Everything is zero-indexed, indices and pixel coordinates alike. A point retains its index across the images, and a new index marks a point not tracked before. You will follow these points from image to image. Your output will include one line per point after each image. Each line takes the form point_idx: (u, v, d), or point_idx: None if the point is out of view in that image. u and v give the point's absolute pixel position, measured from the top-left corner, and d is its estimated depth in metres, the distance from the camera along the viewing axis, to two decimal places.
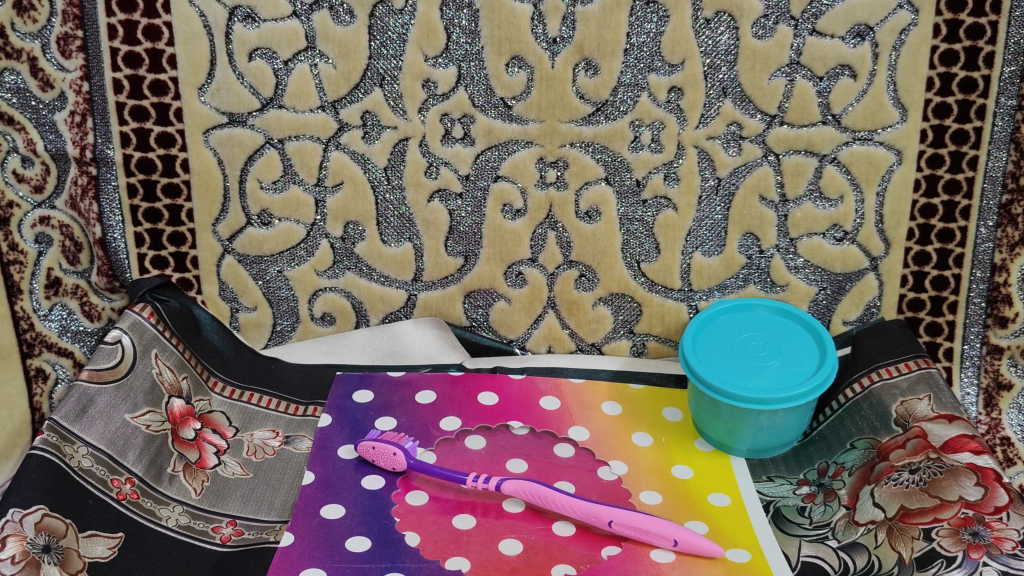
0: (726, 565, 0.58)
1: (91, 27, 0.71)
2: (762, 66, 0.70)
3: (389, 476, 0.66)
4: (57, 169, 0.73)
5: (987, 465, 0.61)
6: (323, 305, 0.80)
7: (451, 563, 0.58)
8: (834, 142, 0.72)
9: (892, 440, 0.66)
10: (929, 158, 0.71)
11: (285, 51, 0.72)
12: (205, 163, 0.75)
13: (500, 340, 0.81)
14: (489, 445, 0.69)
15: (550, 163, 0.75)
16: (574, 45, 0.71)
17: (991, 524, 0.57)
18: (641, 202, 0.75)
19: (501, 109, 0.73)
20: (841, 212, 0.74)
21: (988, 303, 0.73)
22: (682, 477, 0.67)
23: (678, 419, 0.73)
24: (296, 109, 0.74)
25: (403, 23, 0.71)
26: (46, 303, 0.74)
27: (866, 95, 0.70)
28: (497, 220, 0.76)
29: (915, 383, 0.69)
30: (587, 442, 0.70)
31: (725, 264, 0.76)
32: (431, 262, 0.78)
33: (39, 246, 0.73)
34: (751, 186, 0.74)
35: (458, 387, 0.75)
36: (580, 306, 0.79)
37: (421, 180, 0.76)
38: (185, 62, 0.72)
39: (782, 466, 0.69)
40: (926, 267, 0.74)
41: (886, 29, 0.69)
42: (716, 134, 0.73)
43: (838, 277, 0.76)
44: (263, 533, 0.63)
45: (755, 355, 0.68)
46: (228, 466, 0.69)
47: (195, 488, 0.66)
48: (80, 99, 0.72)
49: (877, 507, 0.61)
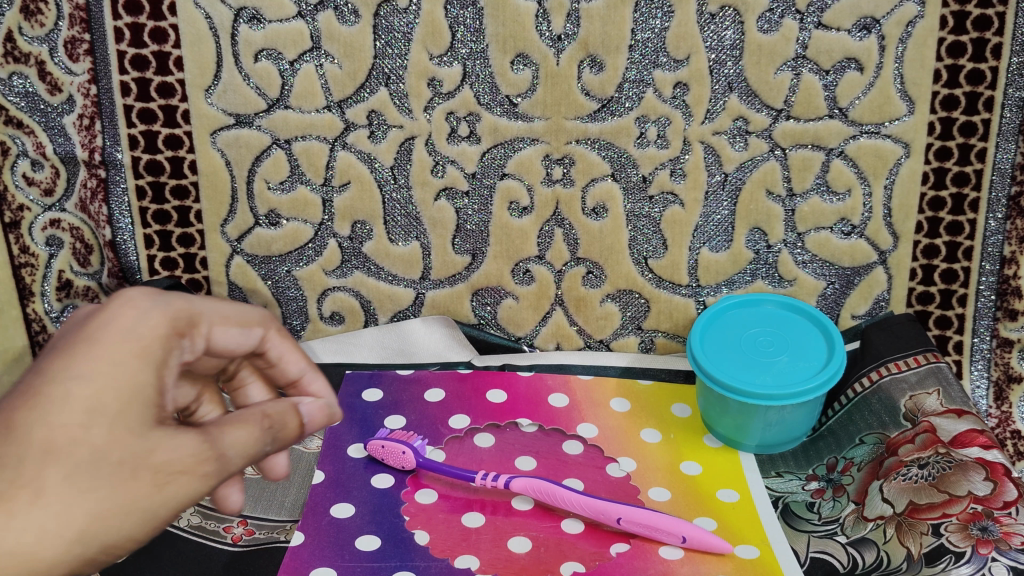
0: (735, 562, 0.58)
1: (98, 30, 0.71)
2: (767, 61, 0.70)
3: (399, 474, 0.66)
4: (67, 172, 0.74)
5: (996, 459, 0.61)
6: (333, 304, 0.81)
7: (460, 561, 0.59)
8: (841, 135, 0.72)
9: (901, 435, 0.66)
10: (937, 151, 0.71)
11: (291, 52, 0.73)
12: (212, 165, 0.76)
13: (508, 338, 0.81)
14: (498, 443, 0.70)
15: (556, 160, 0.74)
16: (579, 41, 0.71)
17: (1000, 519, 0.58)
18: (648, 198, 0.75)
19: (506, 107, 0.73)
20: (848, 206, 0.74)
21: (998, 296, 0.73)
22: (690, 473, 0.67)
23: (686, 415, 0.73)
24: (302, 109, 0.74)
25: (408, 22, 0.71)
26: (57, 304, 0.76)
27: (872, 88, 0.70)
28: (504, 218, 0.77)
29: (924, 377, 0.69)
30: (596, 438, 0.70)
31: (732, 259, 0.76)
32: (438, 260, 0.79)
33: (50, 249, 0.75)
34: (757, 182, 0.74)
35: (467, 384, 0.75)
36: (588, 302, 0.79)
37: (427, 178, 0.76)
38: (191, 63, 0.73)
39: (791, 461, 0.69)
40: (935, 260, 0.74)
41: (892, 21, 0.68)
42: (722, 129, 0.72)
43: (846, 271, 0.76)
44: (274, 532, 0.64)
45: (763, 350, 0.68)
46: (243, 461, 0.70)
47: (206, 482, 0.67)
48: (88, 102, 0.73)
49: (885, 503, 0.61)
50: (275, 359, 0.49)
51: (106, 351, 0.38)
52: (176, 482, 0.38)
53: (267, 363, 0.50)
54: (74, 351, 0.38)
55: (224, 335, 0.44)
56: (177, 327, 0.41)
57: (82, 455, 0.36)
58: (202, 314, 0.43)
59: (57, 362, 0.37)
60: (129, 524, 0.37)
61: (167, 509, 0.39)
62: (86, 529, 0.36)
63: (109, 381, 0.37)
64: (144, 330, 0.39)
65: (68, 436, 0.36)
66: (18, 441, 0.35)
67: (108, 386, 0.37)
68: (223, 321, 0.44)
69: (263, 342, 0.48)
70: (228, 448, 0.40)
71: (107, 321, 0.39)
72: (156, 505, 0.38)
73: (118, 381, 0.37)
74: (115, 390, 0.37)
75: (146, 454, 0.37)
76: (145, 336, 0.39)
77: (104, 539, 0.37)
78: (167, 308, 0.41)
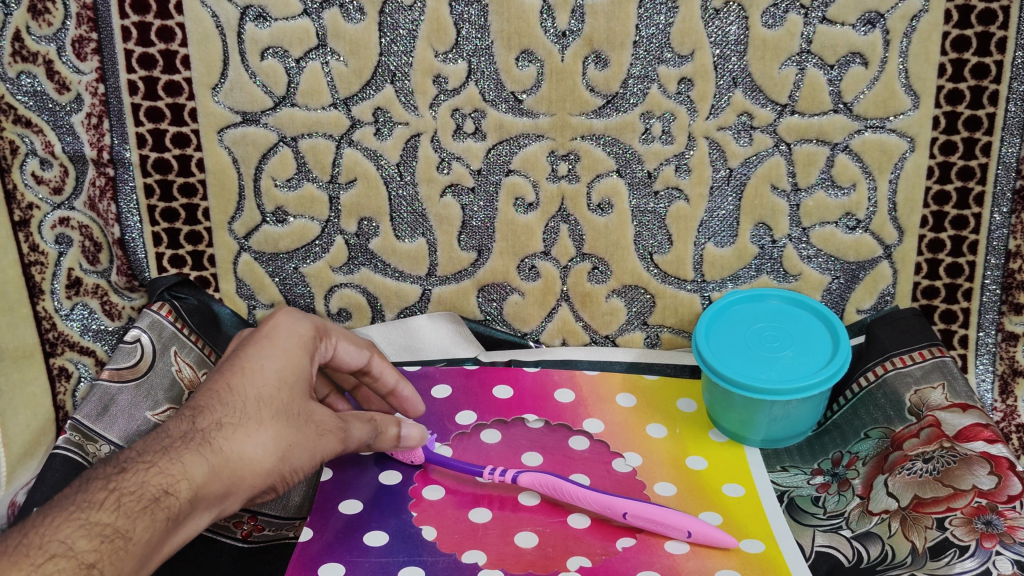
0: (741, 556, 0.59)
1: (105, 30, 0.72)
2: (772, 56, 0.70)
3: (407, 470, 0.67)
4: (76, 170, 0.74)
5: (1000, 454, 0.61)
6: (340, 301, 0.81)
7: (468, 556, 0.59)
8: (846, 130, 0.72)
9: (906, 429, 0.66)
10: (942, 145, 0.71)
11: (296, 50, 0.73)
12: (220, 163, 0.76)
13: (514, 333, 0.81)
14: (505, 439, 0.70)
15: (561, 156, 0.75)
16: (584, 38, 0.71)
17: (1004, 513, 0.58)
18: (653, 194, 0.75)
19: (511, 104, 0.74)
20: (853, 200, 0.74)
21: (1003, 290, 0.73)
22: (695, 468, 0.67)
23: (692, 410, 0.73)
24: (308, 107, 0.75)
25: (413, 19, 0.72)
26: (67, 302, 0.75)
27: (878, 82, 0.70)
28: (510, 214, 0.77)
29: (929, 371, 0.69)
30: (602, 434, 0.70)
31: (737, 255, 0.76)
32: (444, 257, 0.79)
33: (60, 247, 0.74)
34: (762, 176, 0.74)
35: (474, 380, 0.75)
36: (593, 298, 0.79)
37: (433, 175, 0.76)
38: (198, 62, 0.73)
39: (796, 456, 0.69)
40: (940, 254, 0.74)
41: (897, 16, 0.68)
42: (726, 125, 0.72)
43: (852, 265, 0.76)
44: (283, 529, 0.65)
45: (768, 345, 0.69)
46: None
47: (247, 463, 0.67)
48: (96, 101, 0.73)
49: (891, 497, 0.62)
50: (376, 375, 0.67)
51: (281, 342, 0.58)
52: (330, 435, 0.56)
53: (371, 380, 0.67)
54: (259, 344, 0.57)
55: (345, 350, 0.64)
56: (317, 333, 0.61)
57: (276, 403, 0.54)
58: (330, 331, 0.63)
59: (251, 349, 0.57)
60: (304, 460, 0.55)
61: (322, 456, 0.56)
62: (284, 451, 0.53)
63: (285, 362, 0.57)
64: (300, 331, 0.60)
65: (268, 392, 0.54)
66: (238, 393, 0.54)
67: (284, 367, 0.56)
68: (346, 339, 0.64)
69: (370, 363, 0.66)
70: (355, 424, 0.58)
71: (274, 328, 0.59)
72: (315, 448, 0.55)
73: (287, 368, 0.56)
74: (287, 369, 0.56)
75: (309, 413, 0.55)
76: (300, 335, 0.59)
77: (291, 465, 0.54)
78: (311, 319, 0.62)
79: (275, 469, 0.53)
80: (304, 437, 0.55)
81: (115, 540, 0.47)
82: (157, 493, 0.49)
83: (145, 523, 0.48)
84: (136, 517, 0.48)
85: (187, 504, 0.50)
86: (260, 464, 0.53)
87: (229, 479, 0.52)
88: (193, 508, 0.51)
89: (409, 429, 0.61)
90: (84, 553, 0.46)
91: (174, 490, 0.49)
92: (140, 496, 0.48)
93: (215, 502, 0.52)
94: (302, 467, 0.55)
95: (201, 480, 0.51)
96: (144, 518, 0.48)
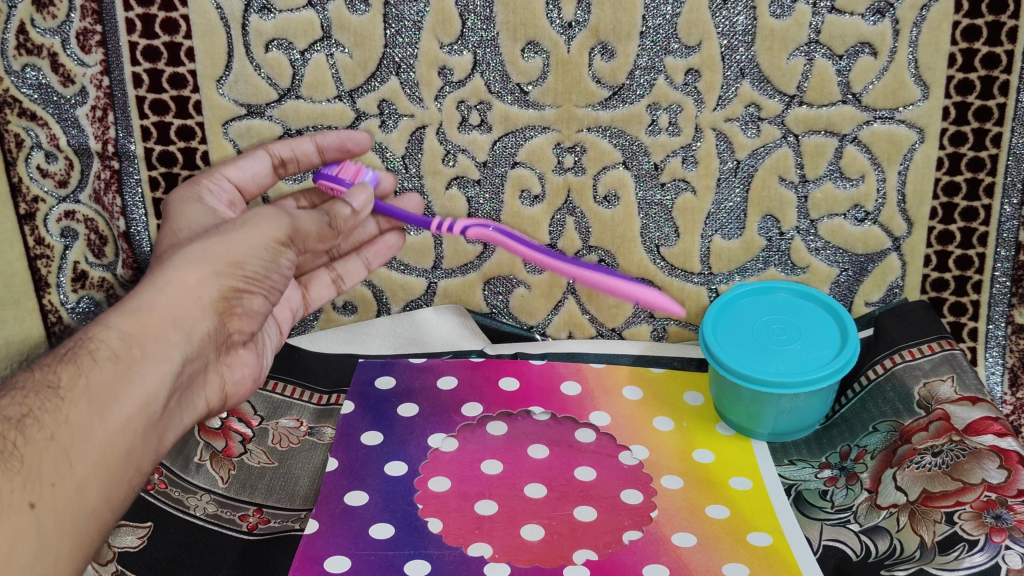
0: (748, 551, 0.59)
1: (109, 21, 0.71)
2: (780, 46, 0.69)
3: (413, 462, 0.67)
4: (81, 163, 0.75)
5: (1010, 447, 0.61)
6: (346, 294, 0.80)
7: (473, 549, 0.59)
8: (854, 121, 0.71)
9: (915, 422, 0.66)
10: (952, 136, 0.70)
11: (301, 41, 0.72)
12: (224, 155, 0.76)
13: (520, 326, 0.81)
14: (511, 431, 0.70)
15: (567, 148, 0.74)
16: (589, 29, 0.71)
17: (1014, 507, 0.58)
18: (660, 185, 0.75)
19: (517, 95, 0.73)
20: (862, 192, 0.73)
21: (1013, 282, 0.73)
22: (703, 461, 0.67)
23: (699, 403, 0.72)
24: (314, 99, 0.74)
25: (418, 10, 0.71)
26: (73, 295, 0.77)
27: (887, 72, 0.69)
28: (516, 206, 0.76)
29: (938, 364, 0.68)
30: (609, 426, 0.70)
31: (745, 247, 0.76)
32: (450, 249, 0.78)
33: (65, 240, 0.76)
34: (770, 168, 0.73)
35: (480, 373, 0.75)
36: (600, 291, 0.79)
37: (438, 168, 0.76)
38: (202, 54, 0.73)
39: (804, 449, 0.69)
40: (950, 246, 0.73)
41: (906, 6, 0.67)
42: (734, 116, 0.72)
43: (860, 258, 0.75)
44: (289, 520, 0.65)
45: (776, 338, 0.68)
46: (288, 298, 0.73)
47: (271, 318, 0.71)
48: (101, 93, 0.73)
49: (899, 491, 0.62)
50: (292, 156, 0.72)
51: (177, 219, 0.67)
52: (263, 218, 0.60)
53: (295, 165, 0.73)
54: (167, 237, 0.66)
55: (235, 172, 0.71)
56: (194, 183, 0.70)
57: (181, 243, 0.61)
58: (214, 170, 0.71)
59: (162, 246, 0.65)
60: (240, 254, 0.58)
61: (265, 238, 0.59)
62: (203, 260, 0.58)
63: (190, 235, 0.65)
64: (178, 198, 0.69)
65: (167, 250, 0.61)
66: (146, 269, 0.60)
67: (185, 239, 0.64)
68: (232, 163, 0.71)
69: (273, 155, 0.72)
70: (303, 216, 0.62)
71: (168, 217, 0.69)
72: (246, 235, 0.59)
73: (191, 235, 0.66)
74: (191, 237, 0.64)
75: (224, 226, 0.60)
76: (181, 197, 0.69)
77: (227, 258, 0.58)
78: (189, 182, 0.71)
79: (207, 285, 0.57)
80: (230, 231, 0.59)
81: (44, 391, 0.53)
82: (77, 347, 0.54)
83: (69, 370, 0.53)
84: (57, 369, 0.53)
85: (121, 346, 0.54)
86: (183, 286, 0.57)
87: (159, 317, 0.56)
88: (131, 347, 0.55)
89: (353, 198, 0.64)
90: (13, 409, 0.52)
91: (94, 338, 0.54)
92: (58, 355, 0.54)
93: (166, 332, 0.56)
94: (246, 261, 0.59)
95: (122, 327, 0.55)
96: (65, 366, 0.53)
